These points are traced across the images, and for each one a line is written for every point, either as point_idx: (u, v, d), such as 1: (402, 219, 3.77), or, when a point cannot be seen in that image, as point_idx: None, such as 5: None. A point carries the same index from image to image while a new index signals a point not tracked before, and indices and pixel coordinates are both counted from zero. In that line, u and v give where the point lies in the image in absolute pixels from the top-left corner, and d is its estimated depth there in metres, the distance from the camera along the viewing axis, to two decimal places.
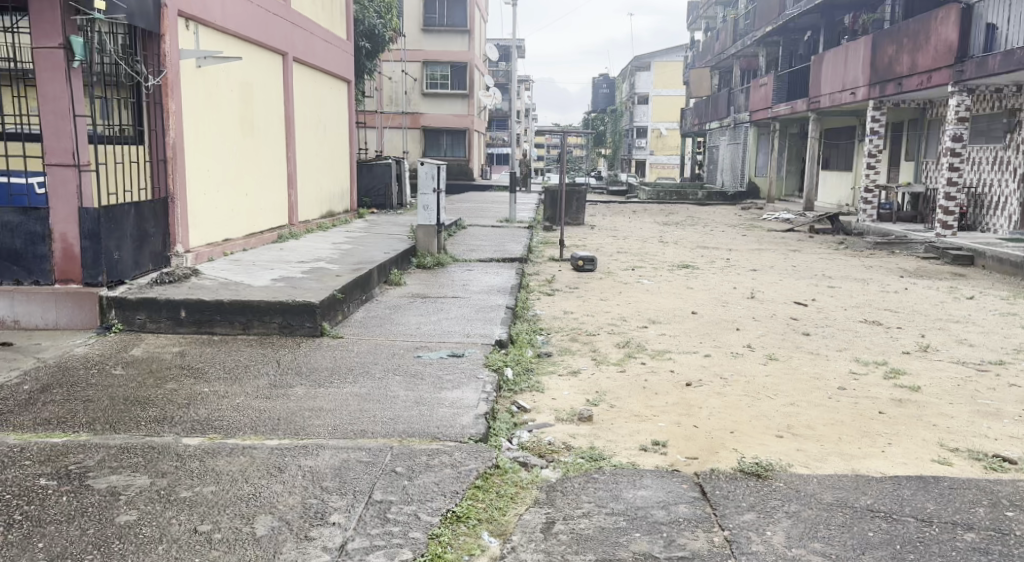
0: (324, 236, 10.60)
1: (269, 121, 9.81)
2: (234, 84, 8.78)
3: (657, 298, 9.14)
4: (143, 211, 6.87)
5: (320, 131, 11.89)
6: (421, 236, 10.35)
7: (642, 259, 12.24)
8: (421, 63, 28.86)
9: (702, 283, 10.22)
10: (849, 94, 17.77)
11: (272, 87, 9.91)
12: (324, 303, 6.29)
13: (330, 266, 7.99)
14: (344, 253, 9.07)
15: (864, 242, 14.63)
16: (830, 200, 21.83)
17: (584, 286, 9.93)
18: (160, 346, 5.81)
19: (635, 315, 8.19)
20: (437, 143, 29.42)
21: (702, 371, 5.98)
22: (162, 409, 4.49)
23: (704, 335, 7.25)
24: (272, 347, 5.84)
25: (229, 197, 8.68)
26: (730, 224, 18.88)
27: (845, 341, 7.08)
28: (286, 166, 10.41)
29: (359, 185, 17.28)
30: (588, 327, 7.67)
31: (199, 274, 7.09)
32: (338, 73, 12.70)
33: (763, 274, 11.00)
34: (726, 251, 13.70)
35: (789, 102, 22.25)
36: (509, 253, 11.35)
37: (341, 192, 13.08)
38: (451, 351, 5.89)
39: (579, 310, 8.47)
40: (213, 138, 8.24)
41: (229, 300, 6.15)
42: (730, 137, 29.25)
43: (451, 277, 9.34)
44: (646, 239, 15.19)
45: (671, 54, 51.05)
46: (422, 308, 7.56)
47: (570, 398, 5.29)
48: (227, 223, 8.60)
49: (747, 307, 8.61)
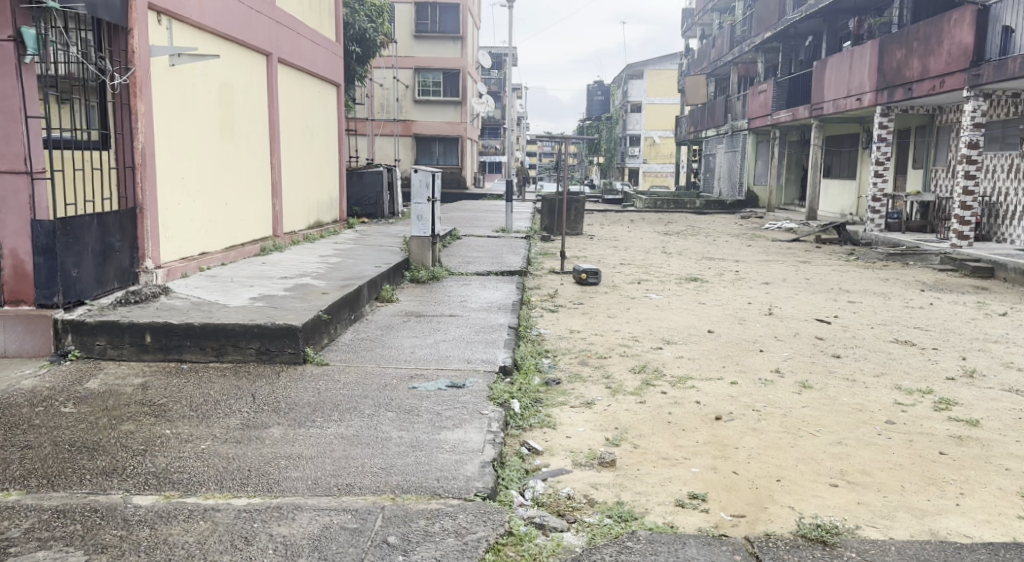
0: (311, 248, 9.93)
1: (251, 126, 9.16)
2: (212, 85, 8.14)
3: (669, 315, 8.54)
4: (107, 222, 6.21)
5: (308, 137, 11.24)
6: (415, 248, 9.71)
7: (648, 271, 11.64)
8: (413, 70, 28.26)
9: (715, 297, 9.62)
10: (854, 100, 17.22)
11: (254, 89, 9.26)
12: (308, 325, 5.64)
13: (315, 282, 7.34)
14: (332, 267, 8.41)
15: (875, 252, 14.08)
16: (833, 208, 21.24)
17: (589, 301, 9.33)
18: (121, 377, 5.15)
19: (648, 334, 7.58)
20: (429, 150, 28.79)
21: (732, 402, 5.35)
22: (112, 458, 3.81)
23: (726, 358, 6.63)
24: (248, 378, 5.19)
25: (206, 207, 8.02)
26: (732, 233, 18.29)
27: (880, 364, 6.50)
28: (270, 174, 9.76)
29: (348, 194, 16.62)
30: (599, 348, 7.04)
31: (170, 292, 6.44)
32: (326, 76, 12.05)
33: (777, 288, 10.42)
34: (733, 262, 13.12)
35: (790, 109, 21.70)
36: (508, 266, 10.73)
37: (329, 201, 12.42)
38: (450, 380, 5.24)
39: (586, 329, 7.84)
40: (187, 143, 7.59)
41: (200, 323, 5.49)
42: (728, 144, 28.58)
43: (447, 293, 8.70)
44: (648, 249, 14.60)
45: (664, 62, 50.64)
46: (417, 328, 6.91)
47: (586, 436, 4.65)
48: (204, 235, 7.94)
49: (767, 325, 8.02)
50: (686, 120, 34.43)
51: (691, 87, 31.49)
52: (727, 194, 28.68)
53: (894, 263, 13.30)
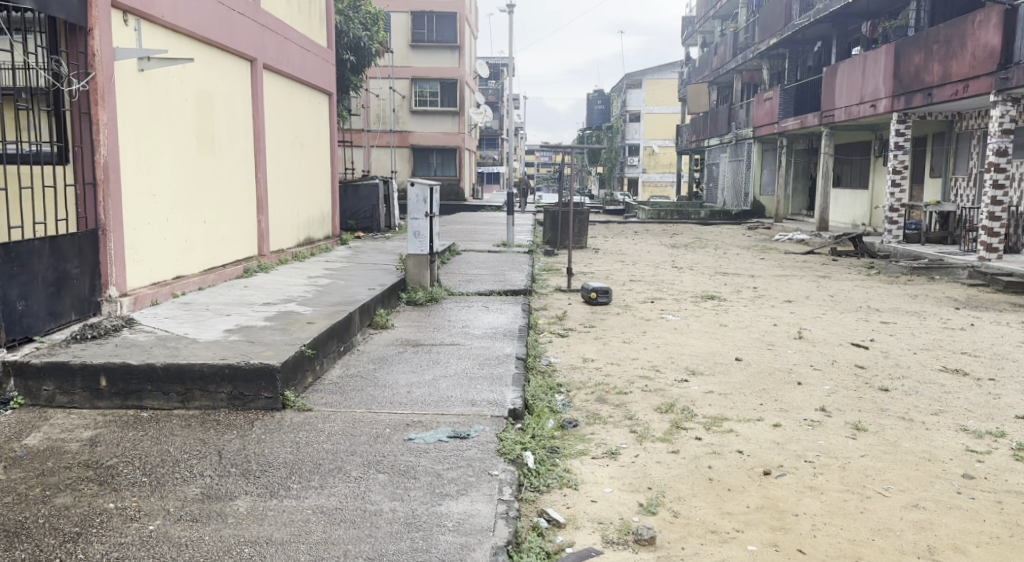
0: (299, 268, 9.19)
1: (233, 137, 8.45)
2: (188, 92, 7.44)
3: (689, 340, 7.80)
4: (61, 246, 5.51)
5: (296, 148, 10.52)
6: (411, 267, 8.98)
7: (660, 289, 10.91)
8: (409, 80, 27.63)
9: (736, 318, 8.90)
10: (868, 107, 16.55)
11: (237, 96, 8.56)
12: (287, 365, 4.92)
13: (302, 309, 6.61)
14: (321, 290, 7.67)
15: (897, 265, 13.38)
16: (844, 219, 20.53)
17: (601, 323, 8.59)
18: (68, 431, 4.43)
19: (670, 364, 6.84)
20: (426, 161, 28.09)
21: (778, 451, 4.63)
22: (34, 549, 3.11)
23: (763, 394, 5.89)
24: (217, 430, 4.47)
25: (181, 225, 7.30)
26: (743, 245, 17.59)
27: (937, 399, 5.76)
28: (255, 189, 9.04)
29: (343, 207, 15.91)
30: (617, 381, 6.31)
31: (135, 324, 5.72)
32: (316, 85, 11.35)
33: (801, 307, 9.69)
34: (749, 277, 12.39)
35: (798, 117, 21.04)
36: (512, 285, 10.02)
37: (321, 216, 11.69)
38: (452, 430, 4.49)
39: (600, 357, 7.10)
40: (159, 155, 6.89)
41: (163, 365, 4.78)
42: (732, 154, 27.89)
43: (447, 317, 7.96)
44: (657, 264, 13.88)
45: (663, 71, 50.07)
46: (414, 361, 6.17)
47: (616, 499, 3.93)
48: (178, 257, 7.21)
49: (799, 351, 7.29)
50: (688, 130, 33.78)
51: (691, 95, 30.99)
52: (731, 204, 27.95)
53: (918, 277, 12.59)
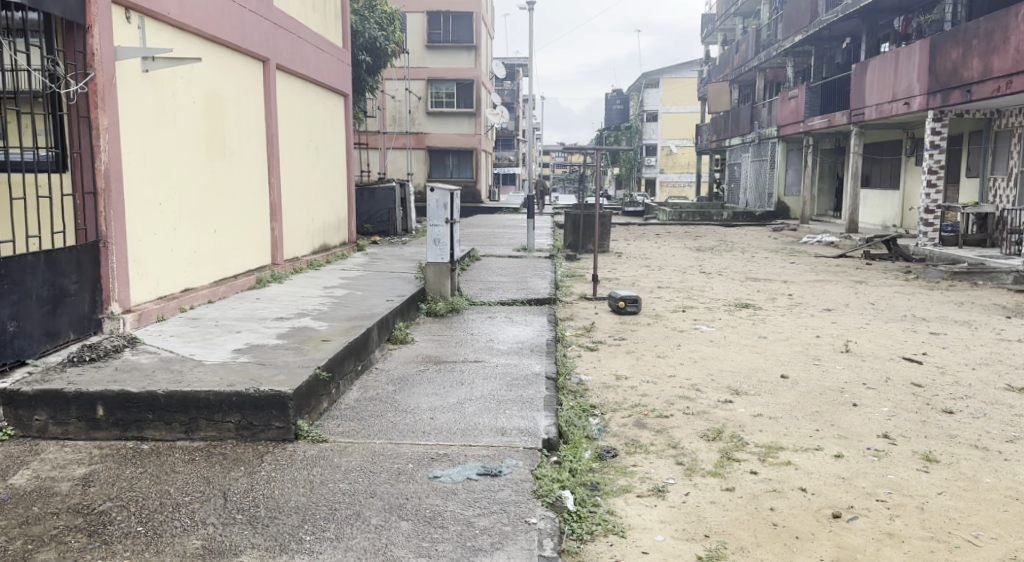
0: (314, 278, 8.77)
1: (244, 142, 8.05)
2: (197, 94, 7.05)
3: (728, 354, 7.33)
4: (57, 261, 5.14)
5: (311, 152, 10.12)
6: (432, 276, 8.54)
7: (691, 296, 10.43)
8: (425, 81, 27.22)
9: (775, 329, 8.42)
10: (901, 104, 15.98)
11: (249, 99, 8.17)
12: (300, 392, 4.49)
13: (317, 324, 6.19)
14: (338, 302, 7.25)
15: (936, 269, 12.83)
16: (874, 219, 19.93)
17: (631, 334, 8.13)
18: (61, 466, 4.04)
19: (711, 382, 6.37)
20: (443, 163, 27.68)
21: (845, 489, 4.17)
22: None
23: (817, 418, 5.43)
24: (223, 466, 4.06)
25: (189, 235, 6.90)
26: (770, 248, 17.04)
27: (1009, 422, 5.28)
28: (269, 194, 8.65)
29: (359, 211, 15.52)
30: (657, 402, 5.85)
31: (138, 344, 5.32)
32: (332, 87, 10.94)
33: (842, 317, 9.19)
34: (781, 283, 11.88)
35: (825, 115, 20.47)
36: (536, 294, 9.57)
37: (337, 222, 11.29)
38: (482, 466, 4.05)
39: (634, 374, 6.64)
40: (165, 161, 6.49)
41: (165, 392, 4.37)
42: (754, 153, 27.29)
43: (471, 330, 7.51)
44: (683, 269, 13.38)
45: (681, 70, 49.45)
46: (436, 381, 5.72)
47: (669, 551, 3.49)
48: (186, 269, 6.81)
49: (848, 368, 6.80)
50: (709, 129, 33.17)
51: (713, 94, 30.36)
52: (754, 205, 27.35)
53: (960, 282, 12.05)
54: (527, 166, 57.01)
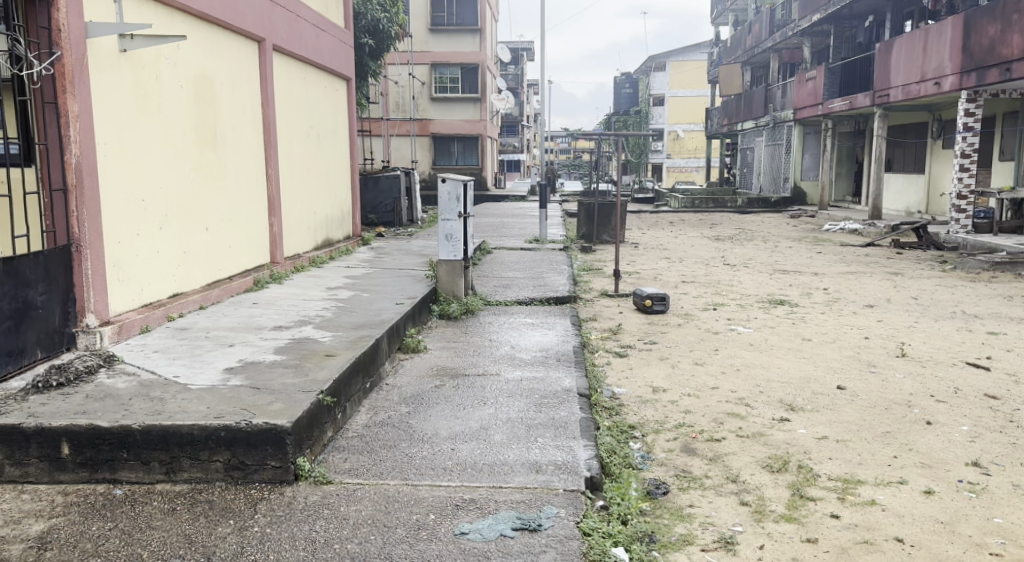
0: (317, 277, 8.10)
1: (238, 130, 7.36)
2: (184, 78, 6.36)
3: (773, 360, 6.65)
4: (21, 270, 4.50)
5: (312, 140, 9.42)
6: (443, 274, 7.85)
7: (719, 292, 9.75)
8: (429, 66, 26.44)
9: (817, 330, 7.76)
10: (931, 84, 15.21)
11: (242, 83, 7.48)
12: (300, 425, 3.82)
13: (321, 335, 5.52)
14: (344, 306, 6.59)
15: (976, 259, 12.12)
16: (898, 205, 19.18)
17: (662, 336, 7.47)
18: (15, 521, 3.39)
19: (760, 395, 5.70)
20: (448, 151, 26.83)
21: (949, 539, 3.53)
22: None
23: (891, 441, 4.78)
24: (208, 520, 3.39)
25: (177, 233, 6.22)
26: (792, 237, 16.32)
27: None
28: (266, 186, 7.96)
29: (363, 201, 14.85)
30: (705, 420, 5.18)
31: (116, 363, 4.66)
32: (334, 70, 10.21)
33: (887, 314, 8.51)
34: (812, 275, 11.19)
35: (846, 97, 19.70)
36: (556, 291, 8.91)
37: (340, 215, 10.60)
38: (517, 517, 3.40)
39: (672, 385, 5.97)
40: (148, 153, 5.82)
41: (142, 428, 3.71)
42: (768, 137, 26.52)
43: (489, 336, 6.84)
44: (705, 261, 12.68)
45: (688, 53, 48.62)
46: (454, 400, 5.06)
47: None
48: (173, 272, 6.13)
49: (910, 377, 6.14)
50: (719, 113, 32.34)
51: (724, 76, 29.49)
52: (768, 190, 26.58)
53: (1004, 273, 11.35)
54: (531, 151, 56.10)
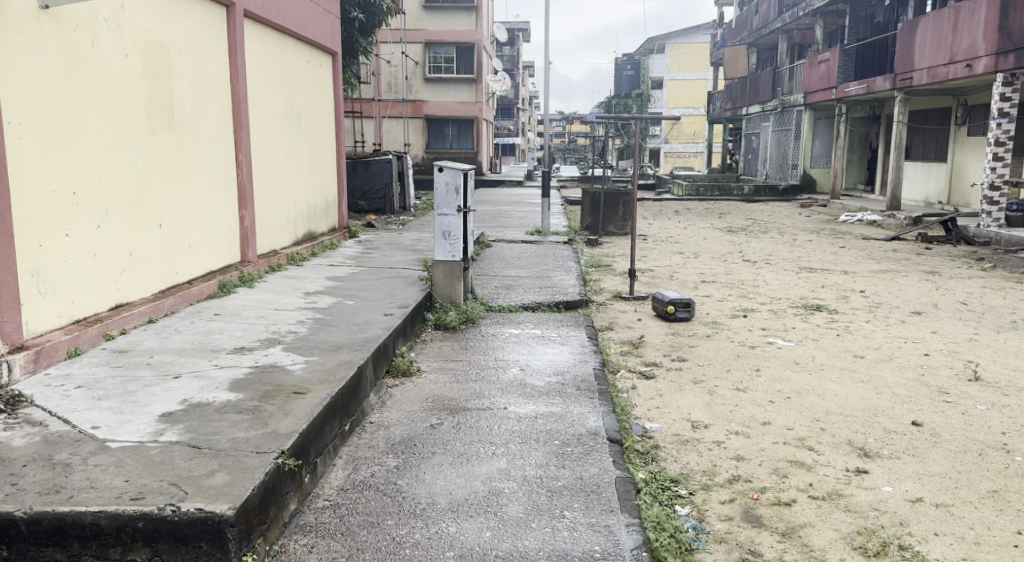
0: (294, 279, 7.05)
1: (200, 108, 6.30)
2: (131, 44, 5.31)
3: (827, 386, 5.65)
4: None
5: (290, 119, 8.33)
6: (439, 277, 6.81)
7: (746, 294, 8.74)
8: (423, 44, 25.23)
9: (868, 344, 6.77)
10: (961, 66, 14.21)
11: (206, 53, 6.41)
12: (250, 507, 2.83)
13: (292, 361, 4.49)
14: (322, 319, 5.57)
15: (1016, 257, 11.16)
16: (917, 195, 18.22)
17: (691, 352, 6.46)
18: None
19: (824, 436, 4.71)
20: (442, 133, 25.73)
21: None
22: None
23: (1006, 506, 3.82)
24: None
25: (123, 231, 5.20)
26: (809, 228, 15.35)
27: None
28: (235, 173, 6.91)
29: (352, 186, 13.80)
30: (765, 472, 4.21)
31: (21, 406, 3.62)
32: (316, 42, 9.10)
33: (941, 324, 7.52)
34: (841, 274, 10.20)
35: (863, 80, 18.66)
36: (565, 294, 7.90)
37: (324, 203, 9.54)
38: None
39: (715, 419, 4.97)
40: (85, 137, 4.80)
41: (28, 517, 2.71)
42: (775, 122, 25.48)
43: (494, 354, 5.83)
44: (722, 256, 11.68)
45: (688, 35, 47.50)
46: (455, 445, 4.07)
47: None
48: (115, 279, 5.09)
49: (996, 409, 5.17)
50: (722, 97, 31.22)
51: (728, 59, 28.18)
52: (775, 177, 25.55)
53: None
54: (526, 134, 54.96)
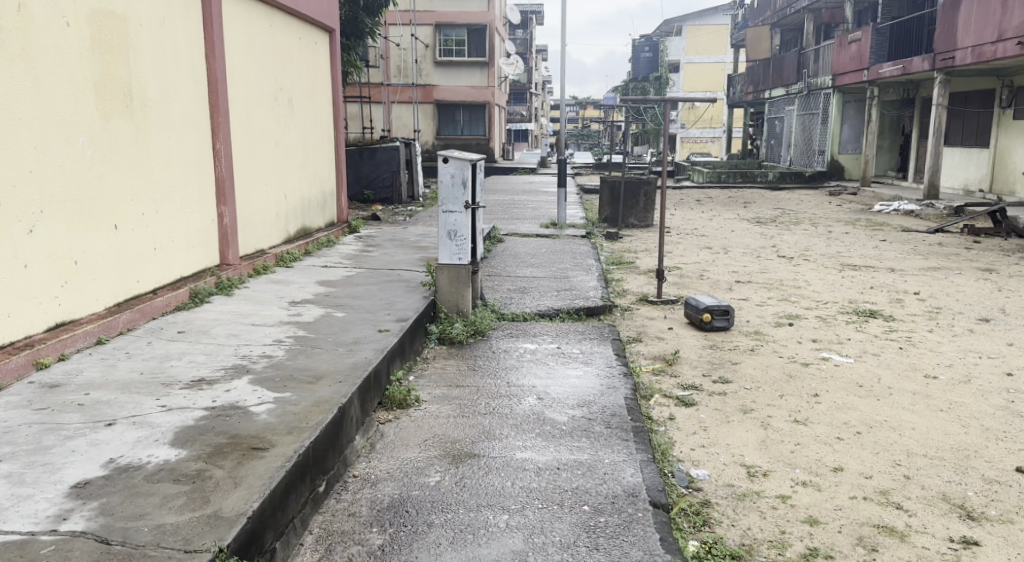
0: (280, 284, 6.21)
1: (167, 90, 5.44)
2: (74, 11, 4.46)
3: (902, 416, 4.75)
4: None
5: (279, 101, 7.47)
6: (443, 283, 5.93)
7: (788, 297, 7.83)
8: (433, 26, 24.25)
9: (939, 360, 5.86)
10: (1011, 44, 13.18)
11: (175, 26, 5.56)
12: None
13: (259, 400, 3.64)
14: (304, 337, 4.71)
15: None
16: (954, 183, 17.20)
17: (735, 371, 5.57)
18: None
19: (912, 488, 3.83)
20: (453, 119, 24.80)
21: None
22: None
23: None
24: None
25: (66, 234, 4.37)
26: (843, 219, 14.38)
27: None
28: (213, 163, 6.08)
29: (357, 174, 12.99)
30: (849, 544, 3.34)
31: None
32: (310, 18, 8.22)
33: (1016, 334, 6.59)
34: (890, 272, 9.24)
35: (897, 61, 17.61)
36: (588, 299, 7.03)
37: (320, 195, 8.69)
38: None
39: (775, 463, 4.09)
40: (8, 123, 3.97)
41: None
42: (800, 106, 24.41)
43: (505, 377, 4.97)
44: (755, 251, 10.76)
45: (705, 17, 46.28)
46: (459, 512, 3.22)
47: None
48: (54, 293, 4.26)
49: None
50: (743, 80, 30.15)
51: (752, 39, 27.37)
52: (800, 163, 24.53)
53: None
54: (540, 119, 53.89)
